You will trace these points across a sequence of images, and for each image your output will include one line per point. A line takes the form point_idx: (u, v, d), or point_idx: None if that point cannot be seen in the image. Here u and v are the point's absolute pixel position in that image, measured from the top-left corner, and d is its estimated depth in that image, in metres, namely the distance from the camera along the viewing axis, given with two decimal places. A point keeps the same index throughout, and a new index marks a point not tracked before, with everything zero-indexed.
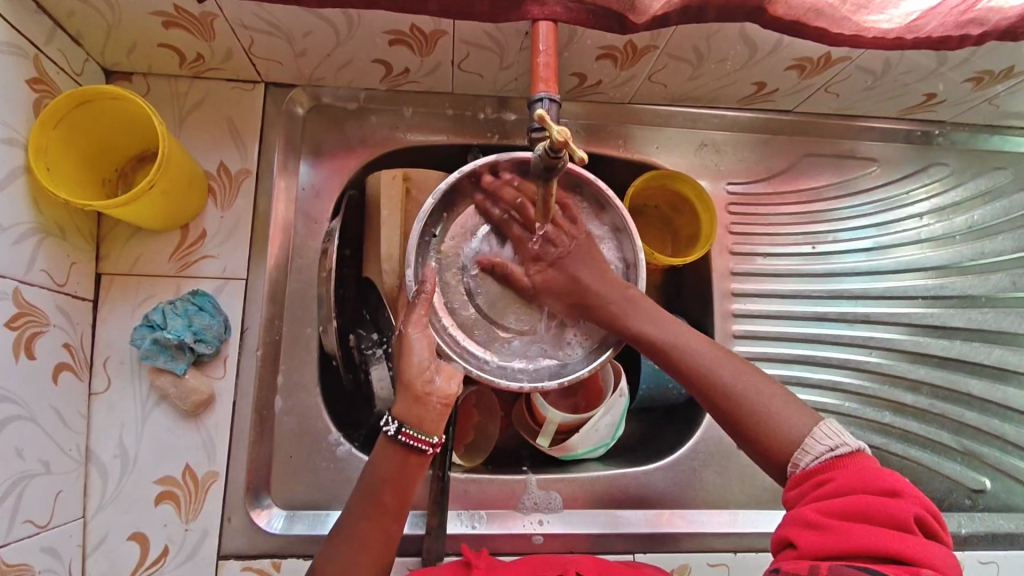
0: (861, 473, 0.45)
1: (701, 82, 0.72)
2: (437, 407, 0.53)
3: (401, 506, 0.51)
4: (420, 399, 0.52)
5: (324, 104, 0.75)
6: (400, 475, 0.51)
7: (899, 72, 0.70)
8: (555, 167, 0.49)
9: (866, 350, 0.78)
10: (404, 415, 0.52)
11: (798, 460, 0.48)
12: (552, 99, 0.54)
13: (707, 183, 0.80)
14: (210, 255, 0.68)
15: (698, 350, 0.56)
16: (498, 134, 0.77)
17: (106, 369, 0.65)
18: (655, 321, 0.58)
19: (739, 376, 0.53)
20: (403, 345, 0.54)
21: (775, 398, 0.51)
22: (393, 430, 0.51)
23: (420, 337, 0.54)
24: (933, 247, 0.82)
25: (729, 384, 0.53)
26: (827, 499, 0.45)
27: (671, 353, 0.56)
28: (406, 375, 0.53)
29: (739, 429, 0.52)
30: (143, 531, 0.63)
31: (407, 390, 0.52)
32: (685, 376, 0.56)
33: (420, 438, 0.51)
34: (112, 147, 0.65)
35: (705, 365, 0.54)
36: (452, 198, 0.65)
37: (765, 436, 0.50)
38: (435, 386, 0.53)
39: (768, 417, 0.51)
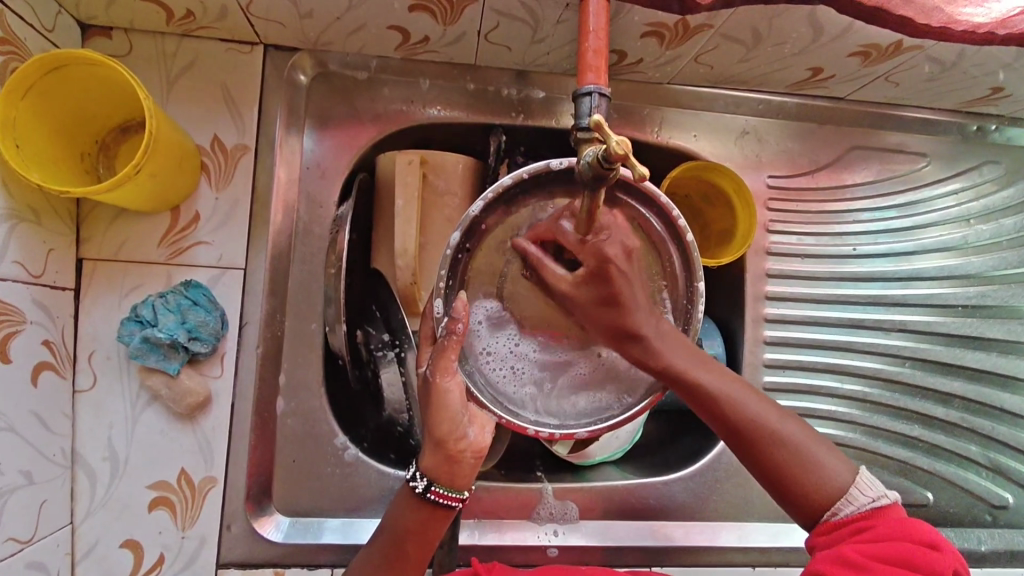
0: (900, 524, 0.46)
1: (752, 65, 0.65)
2: (470, 461, 0.51)
3: (423, 555, 0.52)
4: (453, 457, 0.50)
5: (331, 72, 0.66)
6: (422, 528, 0.51)
7: (972, 63, 0.63)
8: (606, 177, 0.42)
9: (899, 360, 0.75)
10: (433, 471, 0.50)
11: (838, 507, 0.48)
12: (601, 93, 0.46)
13: (746, 174, 0.74)
14: (204, 240, 0.62)
15: (736, 391, 0.52)
16: (523, 114, 0.69)
17: (91, 365, 0.59)
18: (690, 356, 0.52)
19: (777, 420, 0.51)
20: (435, 395, 0.50)
21: (815, 446, 0.50)
22: (423, 487, 0.50)
23: (455, 386, 0.50)
24: (977, 252, 0.77)
25: (768, 430, 0.50)
26: (867, 543, 0.45)
27: (707, 398, 0.52)
28: (437, 431, 0.50)
29: (781, 482, 0.49)
30: (137, 538, 0.60)
31: (442, 448, 0.50)
32: (722, 424, 0.51)
33: (450, 496, 0.51)
34: (91, 117, 0.57)
35: (745, 410, 0.51)
36: (495, 210, 0.54)
37: (811, 487, 0.48)
38: (468, 441, 0.50)
39: (814, 467, 0.49)
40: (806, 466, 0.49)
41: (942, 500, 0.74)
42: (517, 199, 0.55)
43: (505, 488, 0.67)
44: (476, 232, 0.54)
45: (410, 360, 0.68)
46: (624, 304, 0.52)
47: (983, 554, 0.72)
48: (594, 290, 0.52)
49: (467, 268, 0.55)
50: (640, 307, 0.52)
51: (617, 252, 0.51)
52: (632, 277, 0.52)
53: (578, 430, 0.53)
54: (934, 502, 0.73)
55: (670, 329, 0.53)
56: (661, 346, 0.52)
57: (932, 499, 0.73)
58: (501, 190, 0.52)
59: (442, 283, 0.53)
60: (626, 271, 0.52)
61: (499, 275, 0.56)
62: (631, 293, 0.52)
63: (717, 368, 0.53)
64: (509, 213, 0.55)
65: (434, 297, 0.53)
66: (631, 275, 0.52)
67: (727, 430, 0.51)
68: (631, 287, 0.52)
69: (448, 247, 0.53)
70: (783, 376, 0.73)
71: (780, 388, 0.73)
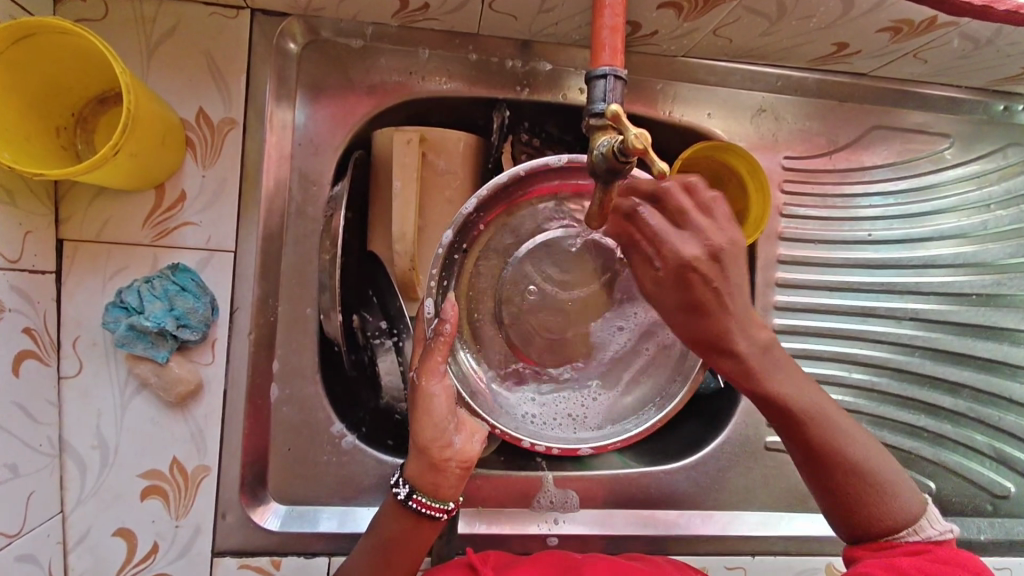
0: (959, 556, 0.46)
1: (774, 39, 0.61)
2: (455, 472, 0.50)
3: (408, 564, 0.51)
4: (437, 465, 0.50)
5: (323, 39, 0.62)
6: (406, 539, 0.51)
7: (1007, 41, 0.59)
8: (621, 171, 0.39)
9: (910, 349, 0.73)
10: (416, 479, 0.50)
11: (901, 535, 0.47)
12: (616, 76, 0.42)
13: (762, 155, 0.70)
14: (191, 221, 0.58)
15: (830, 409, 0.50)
16: (528, 87, 0.66)
17: (76, 351, 0.57)
18: (778, 367, 0.50)
19: (861, 446, 0.49)
20: (419, 398, 0.50)
21: (890, 476, 0.48)
22: (405, 494, 0.50)
23: (441, 392, 0.50)
24: (996, 239, 0.74)
25: (845, 453, 0.48)
26: (926, 562, 0.45)
27: (794, 420, 0.49)
28: (421, 437, 0.50)
29: (845, 509, 0.48)
30: (129, 526, 0.59)
31: (424, 456, 0.50)
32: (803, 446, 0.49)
33: (433, 506, 0.50)
34: (66, 88, 0.53)
35: (833, 431, 0.49)
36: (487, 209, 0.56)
37: (881, 517, 0.48)
38: (454, 448, 0.50)
39: (893, 494, 0.48)
40: (876, 493, 0.48)
41: (945, 489, 0.73)
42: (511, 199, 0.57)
43: (506, 476, 0.66)
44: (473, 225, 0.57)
45: (409, 350, 0.66)
46: (707, 302, 0.48)
47: (981, 543, 0.72)
48: (680, 298, 0.49)
49: (460, 262, 0.58)
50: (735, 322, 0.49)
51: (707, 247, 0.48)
52: (717, 277, 0.48)
53: (582, 447, 0.57)
54: (936, 491, 0.73)
55: (769, 343, 0.50)
56: (751, 351, 0.49)
57: (934, 488, 0.73)
58: (495, 187, 0.54)
59: (434, 282, 0.55)
60: (714, 279, 0.48)
61: (497, 279, 0.59)
62: (718, 297, 0.48)
63: (804, 382, 0.50)
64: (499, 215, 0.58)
65: (427, 294, 0.55)
66: (714, 275, 0.48)
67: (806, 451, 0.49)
68: (716, 287, 0.48)
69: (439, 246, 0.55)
70: None
71: None
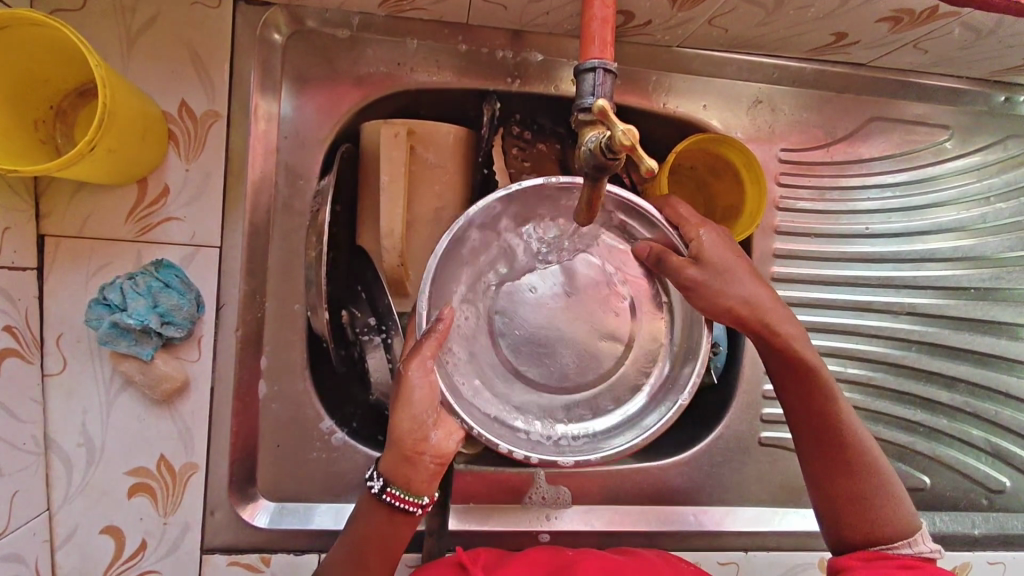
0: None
1: (771, 29, 0.59)
2: (429, 466, 0.50)
3: (380, 563, 0.51)
4: (410, 458, 0.50)
5: (309, 29, 0.60)
6: (381, 533, 0.50)
7: (1010, 32, 0.58)
8: (609, 167, 0.38)
9: (906, 344, 0.72)
10: (391, 473, 0.50)
11: (897, 545, 0.50)
12: (606, 70, 0.40)
13: (758, 148, 0.69)
14: (175, 216, 0.57)
15: (853, 415, 0.53)
16: (519, 79, 0.64)
17: (59, 348, 0.56)
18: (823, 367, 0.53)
19: (873, 455, 0.52)
20: (401, 385, 0.50)
21: (897, 490, 0.52)
22: (378, 487, 0.50)
23: (422, 383, 0.50)
24: (994, 231, 0.73)
25: (865, 456, 0.52)
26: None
27: (816, 409, 0.53)
28: (397, 429, 0.50)
29: (841, 503, 0.52)
30: (117, 524, 0.58)
31: (399, 448, 0.49)
32: (818, 435, 0.53)
33: (407, 499, 0.50)
34: (44, 80, 0.51)
35: (850, 431, 0.52)
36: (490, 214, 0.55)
37: (883, 523, 0.51)
38: (430, 443, 0.50)
39: (892, 504, 0.51)
40: (882, 502, 0.51)
41: (939, 484, 0.73)
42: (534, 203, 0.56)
43: (498, 472, 0.65)
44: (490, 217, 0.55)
45: (397, 347, 0.65)
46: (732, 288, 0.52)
47: (975, 537, 0.71)
48: (711, 268, 0.52)
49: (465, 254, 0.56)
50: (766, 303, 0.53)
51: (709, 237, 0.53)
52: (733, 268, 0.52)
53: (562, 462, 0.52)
54: (931, 486, 0.72)
55: (808, 339, 0.53)
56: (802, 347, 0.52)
57: (928, 483, 0.72)
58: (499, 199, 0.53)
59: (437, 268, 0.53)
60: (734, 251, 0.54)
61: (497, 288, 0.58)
62: (737, 264, 0.53)
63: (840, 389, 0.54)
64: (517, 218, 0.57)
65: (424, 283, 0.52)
66: (729, 245, 0.54)
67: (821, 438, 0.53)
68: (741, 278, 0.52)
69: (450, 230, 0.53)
70: None
71: None
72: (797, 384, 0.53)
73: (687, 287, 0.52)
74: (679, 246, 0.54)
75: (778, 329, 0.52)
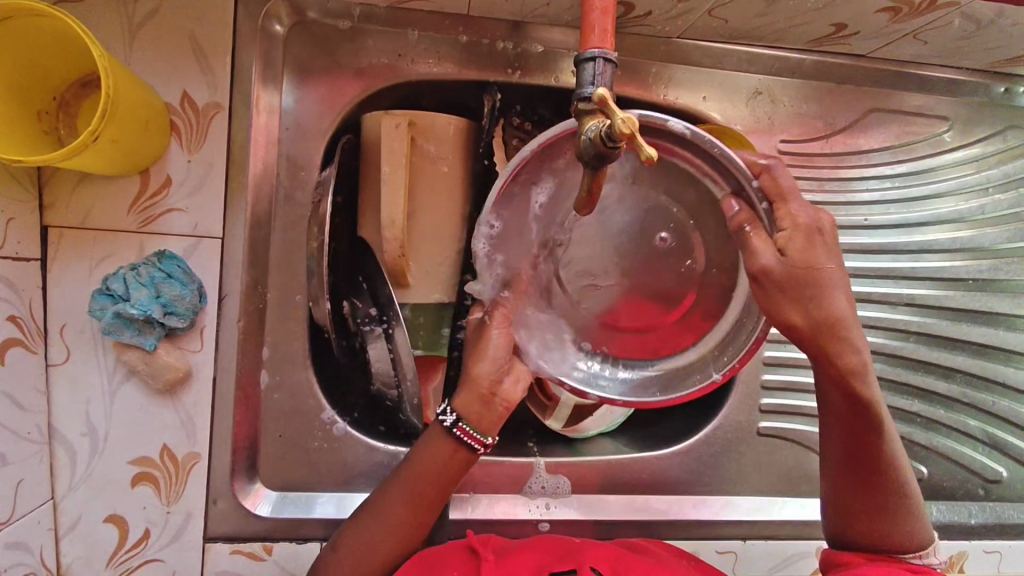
0: None
1: (772, 19, 0.60)
2: (500, 407, 0.56)
3: (437, 499, 0.55)
4: (485, 398, 0.55)
5: (310, 20, 0.61)
6: (445, 466, 0.55)
7: (1009, 22, 0.58)
8: (609, 157, 0.38)
9: (904, 335, 0.73)
10: (464, 409, 0.55)
11: (908, 555, 0.51)
12: (606, 59, 0.40)
13: (758, 140, 0.69)
14: (177, 207, 0.58)
15: (894, 444, 0.51)
16: (520, 70, 0.65)
17: (63, 339, 0.56)
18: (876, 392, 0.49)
19: (902, 480, 0.51)
20: (480, 336, 0.55)
21: (916, 506, 0.52)
22: (451, 421, 0.55)
23: (499, 334, 0.55)
24: (993, 223, 0.73)
25: (896, 476, 0.51)
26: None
27: (858, 432, 0.50)
28: (475, 369, 0.55)
29: (862, 519, 0.52)
30: (121, 513, 0.59)
31: (476, 388, 0.55)
32: (855, 459, 0.51)
33: (475, 436, 0.55)
34: (46, 70, 0.51)
35: (888, 458, 0.51)
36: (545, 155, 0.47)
37: (897, 536, 0.51)
38: (501, 388, 0.56)
39: (911, 521, 0.52)
40: (901, 517, 0.51)
41: (936, 473, 0.73)
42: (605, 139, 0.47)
43: (499, 463, 0.66)
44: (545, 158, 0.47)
45: (399, 337, 0.64)
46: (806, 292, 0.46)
47: (972, 527, 0.72)
48: (792, 271, 0.46)
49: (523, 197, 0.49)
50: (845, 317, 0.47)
51: (800, 231, 0.46)
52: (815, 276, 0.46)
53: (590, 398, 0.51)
54: (928, 476, 0.73)
55: (867, 367, 0.49)
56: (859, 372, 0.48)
57: (925, 473, 0.73)
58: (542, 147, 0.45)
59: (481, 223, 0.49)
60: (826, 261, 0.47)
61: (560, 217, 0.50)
62: (824, 273, 0.47)
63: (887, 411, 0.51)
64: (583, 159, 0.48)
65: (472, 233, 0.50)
66: (826, 253, 0.47)
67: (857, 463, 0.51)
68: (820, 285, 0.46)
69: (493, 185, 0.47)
70: (781, 350, 0.71)
71: (780, 362, 0.71)
72: (845, 410, 0.50)
73: (760, 278, 0.46)
74: (765, 224, 0.47)
75: (837, 357, 0.48)
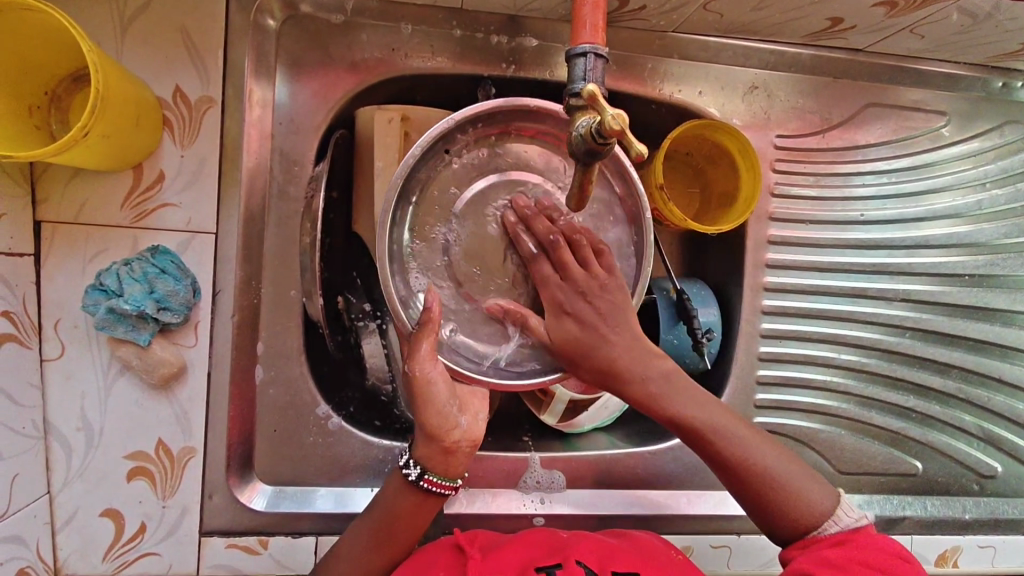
0: (873, 538, 0.49)
1: (766, 13, 0.59)
2: (463, 452, 0.53)
3: (406, 540, 0.54)
4: (449, 449, 0.52)
5: (303, 14, 0.60)
6: (412, 513, 0.54)
7: (1006, 16, 0.57)
8: (601, 153, 0.38)
9: (899, 330, 0.73)
10: (426, 461, 0.53)
11: (827, 526, 0.50)
12: (597, 55, 0.40)
13: (753, 134, 0.69)
14: (171, 202, 0.58)
15: (735, 431, 0.53)
16: (514, 64, 0.64)
17: (57, 333, 0.56)
18: (688, 392, 0.53)
19: (783, 461, 0.52)
20: (419, 388, 0.51)
21: (800, 470, 0.52)
22: (415, 475, 0.53)
23: (439, 376, 0.51)
24: (989, 218, 0.73)
25: (752, 460, 0.52)
26: (850, 553, 0.48)
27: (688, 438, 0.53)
28: (428, 422, 0.51)
29: (762, 511, 0.52)
30: (116, 507, 0.59)
31: (437, 441, 0.52)
32: (720, 463, 0.52)
33: (443, 484, 0.53)
34: (37, 64, 0.51)
35: (742, 451, 0.52)
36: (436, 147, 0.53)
37: (798, 512, 0.51)
38: (461, 430, 0.52)
39: (800, 492, 0.51)
40: (790, 492, 0.51)
41: (931, 469, 0.73)
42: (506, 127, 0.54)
43: (495, 457, 0.67)
44: (453, 138, 0.53)
45: (393, 334, 0.69)
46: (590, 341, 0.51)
47: (967, 522, 0.71)
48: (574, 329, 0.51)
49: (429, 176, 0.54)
50: (637, 362, 0.52)
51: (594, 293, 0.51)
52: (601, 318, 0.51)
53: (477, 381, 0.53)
54: (923, 472, 0.73)
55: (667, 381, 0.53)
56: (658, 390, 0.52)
57: (920, 468, 0.73)
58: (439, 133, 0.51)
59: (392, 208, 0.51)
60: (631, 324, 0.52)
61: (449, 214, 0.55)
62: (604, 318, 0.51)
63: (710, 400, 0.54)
64: (481, 147, 0.55)
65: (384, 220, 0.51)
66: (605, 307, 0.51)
67: (743, 475, 0.52)
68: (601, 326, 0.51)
69: (409, 153, 0.51)
70: (777, 347, 0.71)
71: (775, 358, 0.71)
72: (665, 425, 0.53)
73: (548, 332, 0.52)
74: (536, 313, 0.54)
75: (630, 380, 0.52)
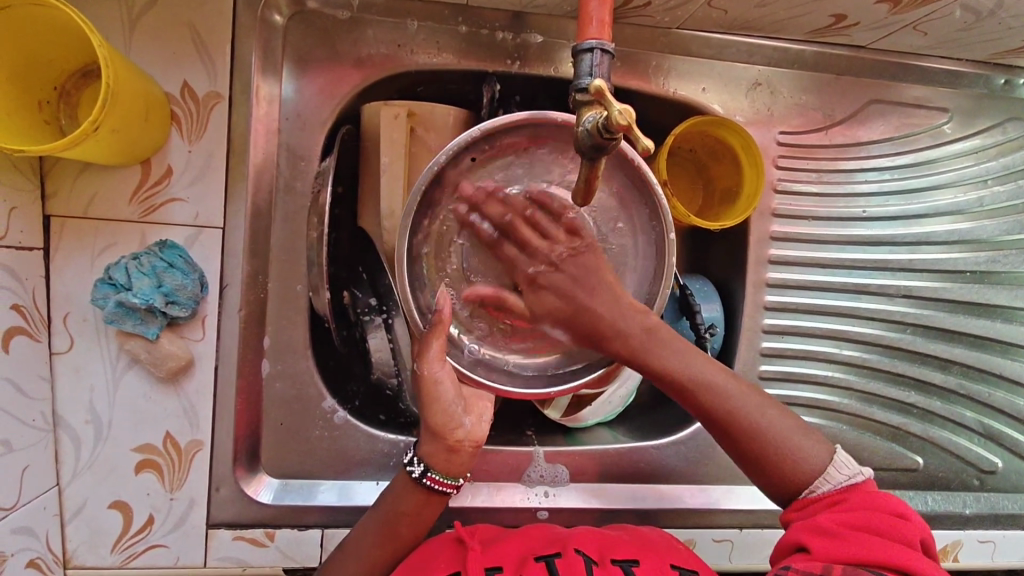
0: (870, 496, 0.48)
1: (770, 10, 0.59)
2: (468, 451, 0.55)
3: (411, 538, 0.55)
4: (454, 448, 0.54)
5: (309, 11, 0.61)
6: (418, 510, 0.54)
7: (1008, 14, 0.58)
8: (607, 148, 0.38)
9: (901, 326, 0.73)
10: (429, 458, 0.54)
11: (819, 485, 0.50)
12: (603, 51, 0.41)
13: (756, 130, 0.69)
14: (179, 197, 0.58)
15: (725, 385, 0.52)
16: (519, 61, 0.65)
17: (66, 327, 0.57)
18: (676, 347, 0.52)
19: (774, 416, 0.52)
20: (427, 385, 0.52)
21: (790, 425, 0.52)
22: (419, 472, 0.53)
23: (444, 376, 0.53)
24: (991, 214, 0.73)
25: (743, 414, 0.51)
26: (843, 515, 0.47)
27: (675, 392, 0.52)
28: (433, 420, 0.53)
29: (752, 467, 0.52)
30: (125, 499, 0.60)
31: (442, 439, 0.53)
32: (710, 419, 0.52)
33: (445, 482, 0.54)
34: (46, 59, 0.52)
35: (732, 406, 0.51)
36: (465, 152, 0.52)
37: (788, 469, 0.50)
38: (465, 430, 0.54)
39: (790, 449, 0.51)
40: (781, 448, 0.51)
41: (932, 464, 0.74)
42: (535, 137, 0.52)
43: (499, 451, 0.67)
44: (481, 146, 0.52)
45: (398, 328, 0.70)
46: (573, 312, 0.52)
47: (966, 517, 0.72)
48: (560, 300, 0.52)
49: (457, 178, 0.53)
50: (616, 319, 0.51)
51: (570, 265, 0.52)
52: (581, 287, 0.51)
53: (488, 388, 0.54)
54: (924, 467, 0.73)
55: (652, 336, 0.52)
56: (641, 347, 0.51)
57: (920, 463, 0.73)
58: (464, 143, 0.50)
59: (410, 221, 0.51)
60: (622, 317, 0.51)
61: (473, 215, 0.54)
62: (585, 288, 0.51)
63: (699, 356, 0.53)
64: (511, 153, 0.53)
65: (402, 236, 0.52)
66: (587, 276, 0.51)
67: (733, 429, 0.51)
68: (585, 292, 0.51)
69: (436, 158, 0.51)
70: (780, 342, 0.71)
71: (778, 354, 0.71)
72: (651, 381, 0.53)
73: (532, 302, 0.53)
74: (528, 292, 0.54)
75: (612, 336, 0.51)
